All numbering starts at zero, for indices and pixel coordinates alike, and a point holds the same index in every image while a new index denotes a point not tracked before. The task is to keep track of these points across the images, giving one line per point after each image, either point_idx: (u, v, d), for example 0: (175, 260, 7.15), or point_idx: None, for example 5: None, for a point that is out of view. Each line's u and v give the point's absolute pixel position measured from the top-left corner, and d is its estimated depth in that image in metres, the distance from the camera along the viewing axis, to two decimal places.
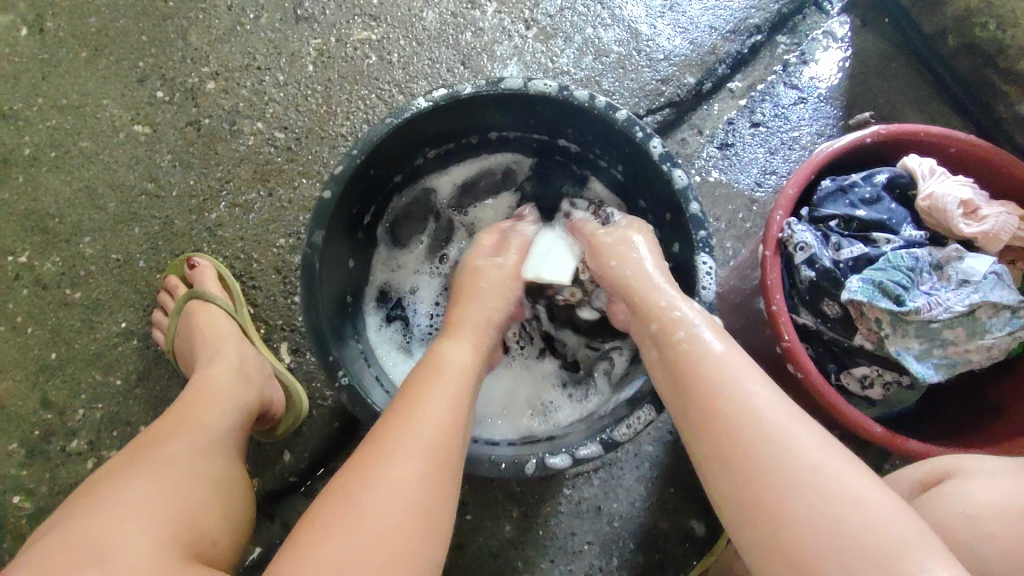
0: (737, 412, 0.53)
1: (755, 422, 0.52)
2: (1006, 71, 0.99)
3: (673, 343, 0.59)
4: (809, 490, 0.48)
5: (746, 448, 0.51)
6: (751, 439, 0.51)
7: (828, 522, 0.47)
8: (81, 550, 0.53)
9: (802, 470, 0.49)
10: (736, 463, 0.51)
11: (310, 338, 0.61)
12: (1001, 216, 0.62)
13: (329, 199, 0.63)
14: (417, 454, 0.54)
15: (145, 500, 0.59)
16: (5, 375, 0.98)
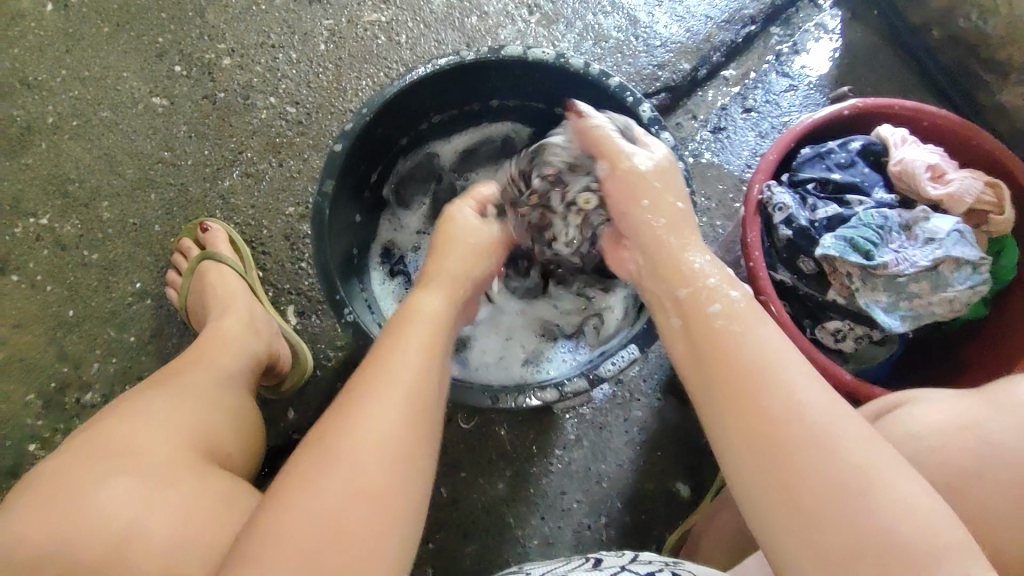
0: (759, 370, 0.47)
1: (778, 388, 0.46)
2: (987, 61, 1.04)
3: (686, 304, 0.54)
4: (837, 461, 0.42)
5: (767, 412, 0.45)
6: (772, 401, 0.45)
7: (856, 495, 0.41)
8: (113, 444, 0.61)
9: (832, 442, 0.43)
10: (756, 432, 0.44)
11: (319, 278, 0.67)
12: (966, 180, 0.68)
13: (340, 152, 0.68)
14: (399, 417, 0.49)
15: (168, 413, 0.66)
16: (24, 330, 1.02)
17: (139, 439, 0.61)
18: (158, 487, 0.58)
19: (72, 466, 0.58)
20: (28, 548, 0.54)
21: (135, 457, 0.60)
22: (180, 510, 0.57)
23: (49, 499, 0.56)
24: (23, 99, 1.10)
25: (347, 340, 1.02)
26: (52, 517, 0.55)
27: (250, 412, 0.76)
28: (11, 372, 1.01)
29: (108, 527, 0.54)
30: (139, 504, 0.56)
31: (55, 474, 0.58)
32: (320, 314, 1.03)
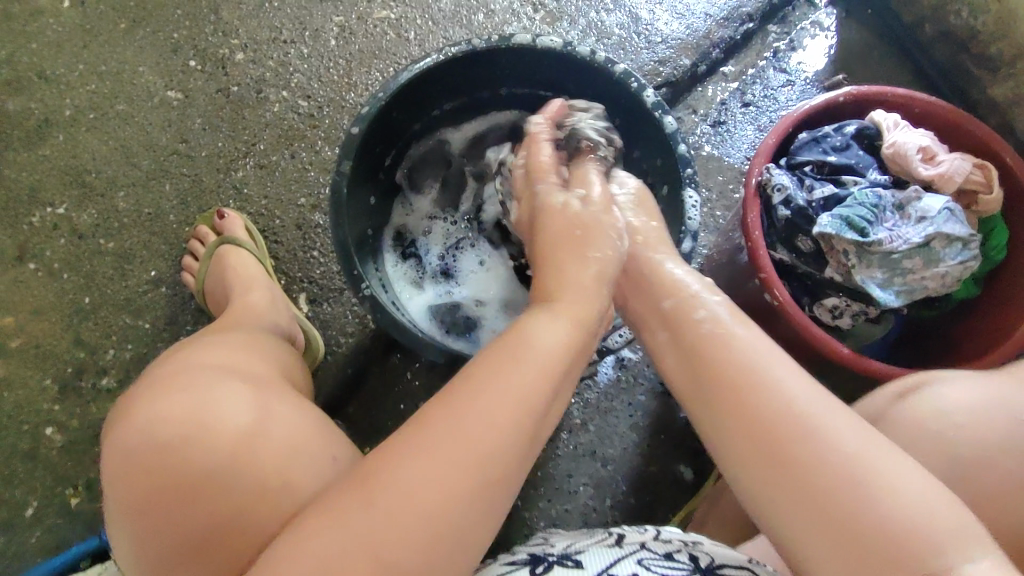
0: (756, 390, 0.51)
1: (778, 399, 0.50)
2: (977, 56, 1.07)
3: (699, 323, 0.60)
4: (832, 465, 0.46)
5: (769, 425, 0.49)
6: (773, 417, 0.49)
7: (850, 497, 0.45)
8: (218, 360, 0.65)
9: (826, 448, 0.47)
10: (760, 443, 0.49)
11: (337, 252, 0.71)
12: (955, 161, 0.71)
13: (357, 135, 0.71)
14: (461, 456, 0.48)
15: (250, 350, 0.72)
16: (41, 317, 1.05)
17: (237, 363, 0.66)
18: (266, 396, 0.62)
19: (189, 372, 0.62)
20: (160, 435, 0.56)
21: (243, 374, 0.65)
22: (291, 421, 0.61)
23: (174, 392, 0.59)
24: (41, 93, 1.13)
25: (358, 327, 1.04)
26: (179, 407, 0.58)
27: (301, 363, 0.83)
28: (28, 358, 1.04)
29: (231, 426, 0.57)
30: (256, 406, 0.60)
31: (171, 378, 0.62)
32: (331, 301, 1.05)
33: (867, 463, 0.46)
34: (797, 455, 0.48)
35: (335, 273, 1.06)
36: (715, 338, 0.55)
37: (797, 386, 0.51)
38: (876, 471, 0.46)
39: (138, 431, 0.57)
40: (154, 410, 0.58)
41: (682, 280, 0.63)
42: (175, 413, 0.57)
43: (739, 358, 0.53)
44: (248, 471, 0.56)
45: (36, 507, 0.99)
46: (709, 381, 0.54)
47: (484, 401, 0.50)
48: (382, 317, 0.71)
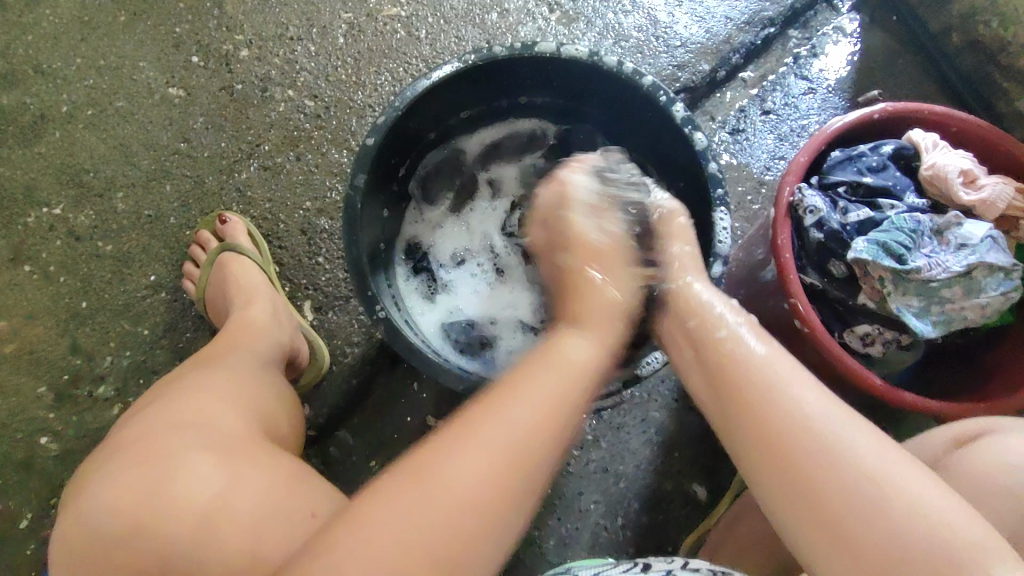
0: (788, 423, 0.49)
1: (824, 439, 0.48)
2: (1007, 68, 1.04)
3: (701, 345, 0.58)
4: (873, 514, 0.44)
5: (803, 461, 0.48)
6: (805, 453, 0.48)
7: (888, 538, 0.44)
8: (188, 418, 0.64)
9: (858, 477, 0.46)
10: (779, 467, 0.49)
11: (350, 272, 0.69)
12: (998, 186, 0.70)
13: (372, 146, 0.70)
14: (489, 469, 0.48)
15: (231, 397, 0.69)
16: (36, 321, 1.01)
17: (204, 419, 0.64)
18: (236, 460, 0.60)
19: (157, 437, 0.61)
20: (118, 522, 0.56)
21: (213, 434, 0.62)
22: (262, 487, 0.58)
23: (136, 468, 0.59)
24: (37, 87, 1.09)
25: (363, 337, 1.00)
26: (138, 490, 0.57)
27: (289, 397, 0.80)
28: (23, 364, 1.00)
29: (193, 505, 0.56)
30: (221, 476, 0.58)
31: (135, 451, 0.61)
32: (337, 310, 1.02)
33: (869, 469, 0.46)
34: (821, 478, 0.47)
35: (341, 281, 1.02)
36: (734, 357, 0.55)
37: (812, 407, 0.50)
38: (917, 501, 0.44)
39: (99, 516, 0.57)
40: (112, 492, 0.58)
41: (709, 301, 0.61)
42: (134, 498, 0.57)
43: (739, 363, 0.54)
44: (207, 555, 0.54)
45: (30, 519, 0.96)
46: (724, 370, 0.55)
47: (512, 412, 0.50)
48: (398, 341, 0.69)
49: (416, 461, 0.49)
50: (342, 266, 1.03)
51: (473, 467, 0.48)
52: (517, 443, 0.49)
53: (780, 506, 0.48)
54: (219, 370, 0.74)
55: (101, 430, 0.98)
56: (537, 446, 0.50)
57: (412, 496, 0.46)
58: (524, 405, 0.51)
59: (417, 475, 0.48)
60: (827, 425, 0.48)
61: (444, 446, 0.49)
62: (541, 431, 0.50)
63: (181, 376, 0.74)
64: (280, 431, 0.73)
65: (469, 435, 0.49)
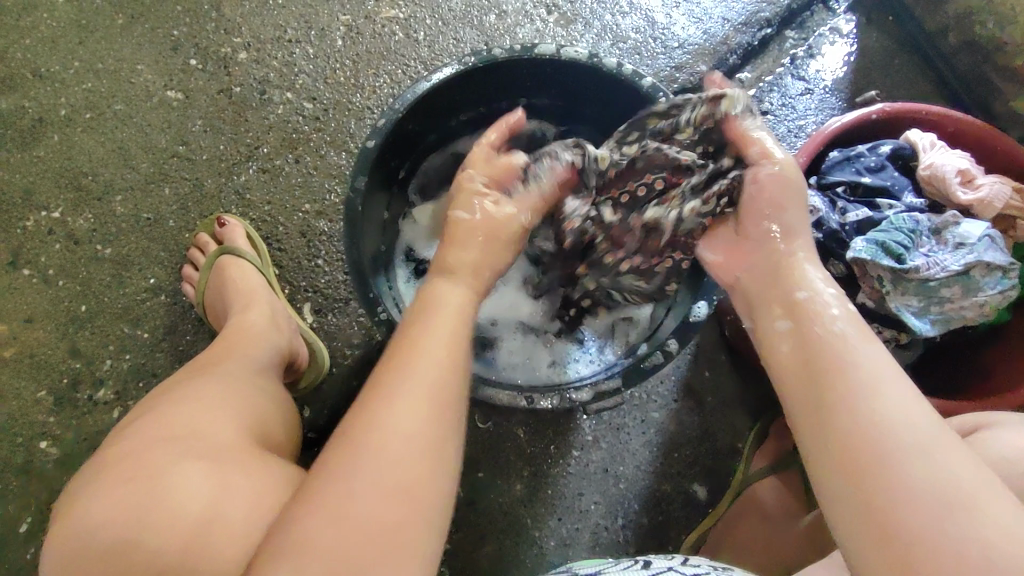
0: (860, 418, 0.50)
1: (899, 437, 0.48)
2: (1003, 68, 1.04)
3: (803, 320, 0.58)
4: (925, 515, 0.45)
5: (863, 449, 0.48)
6: (867, 442, 0.48)
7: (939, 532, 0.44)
8: (179, 428, 0.64)
9: (920, 477, 0.46)
10: (841, 455, 0.50)
11: (352, 274, 0.69)
12: (996, 185, 0.71)
13: (372, 149, 0.70)
14: (421, 425, 0.51)
15: (224, 402, 0.69)
16: (35, 325, 1.01)
17: (193, 428, 0.64)
18: (228, 467, 0.60)
19: (149, 448, 0.62)
20: (110, 533, 0.56)
21: (205, 442, 0.63)
22: (255, 492, 0.59)
23: (125, 483, 0.59)
24: (35, 90, 1.09)
25: (363, 339, 1.01)
26: (130, 503, 0.57)
27: (285, 402, 0.80)
28: (22, 368, 1.00)
29: (186, 512, 0.56)
30: (211, 484, 0.58)
31: (125, 463, 0.61)
32: (337, 312, 1.02)
33: (934, 470, 0.46)
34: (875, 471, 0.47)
35: (341, 283, 1.03)
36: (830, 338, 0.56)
37: (892, 404, 0.49)
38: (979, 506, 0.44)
39: (91, 530, 0.57)
40: (104, 506, 0.58)
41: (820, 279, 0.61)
42: (126, 509, 0.57)
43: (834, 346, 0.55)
44: (200, 561, 0.54)
45: (30, 523, 0.95)
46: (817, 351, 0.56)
47: (421, 368, 0.54)
48: None
49: (357, 430, 0.51)
50: (341, 268, 1.03)
51: (409, 430, 0.51)
52: (432, 392, 0.53)
53: (833, 489, 0.50)
54: (211, 377, 0.74)
55: (100, 433, 0.98)
56: (448, 385, 0.55)
57: (367, 465, 0.49)
58: (434, 360, 0.55)
59: (355, 457, 0.49)
60: (900, 424, 0.48)
61: (369, 422, 0.51)
62: (448, 380, 0.55)
63: (176, 384, 0.74)
64: (274, 436, 0.73)
65: (396, 398, 0.52)
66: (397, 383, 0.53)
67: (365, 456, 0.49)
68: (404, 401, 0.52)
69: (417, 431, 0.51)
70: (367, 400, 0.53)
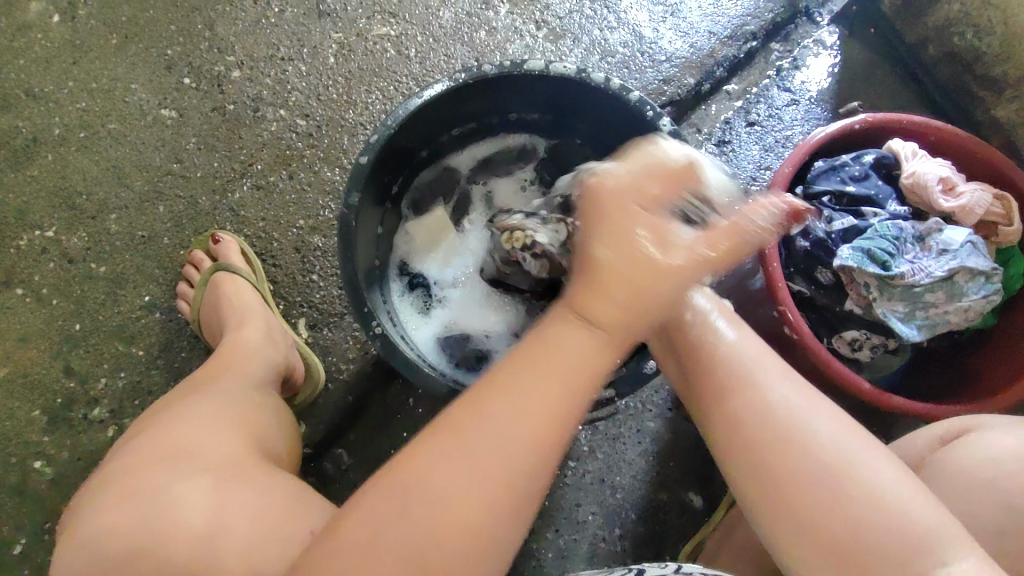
0: (793, 437, 0.53)
1: (851, 477, 0.50)
2: (982, 77, 1.07)
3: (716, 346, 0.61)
4: (864, 515, 0.49)
5: (796, 465, 0.52)
6: (799, 462, 0.52)
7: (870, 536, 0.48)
8: (177, 444, 0.64)
9: (845, 484, 0.50)
10: (785, 483, 0.52)
11: (347, 289, 0.70)
12: (976, 193, 0.73)
13: (366, 165, 0.71)
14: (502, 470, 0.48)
15: (223, 419, 0.69)
16: (29, 344, 1.01)
17: (201, 442, 0.65)
18: (229, 482, 0.61)
19: (147, 466, 0.62)
20: (112, 548, 0.57)
21: (206, 457, 0.63)
22: (256, 507, 0.59)
23: (131, 496, 0.59)
24: (29, 110, 1.09)
25: (358, 353, 1.01)
26: (134, 517, 0.58)
27: (284, 418, 0.80)
28: (16, 388, 1.00)
29: (189, 528, 0.57)
30: (214, 500, 0.59)
31: (125, 480, 0.61)
32: (331, 327, 1.02)
33: (887, 503, 0.49)
34: (813, 484, 0.51)
35: (336, 297, 1.03)
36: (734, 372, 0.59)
37: (817, 426, 0.53)
38: (892, 506, 0.49)
39: (95, 543, 0.58)
40: (110, 517, 0.59)
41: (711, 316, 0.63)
42: (126, 525, 0.58)
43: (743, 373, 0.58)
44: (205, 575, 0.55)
45: (24, 545, 0.95)
46: (720, 376, 0.59)
47: (519, 401, 0.49)
48: (393, 356, 0.70)
49: (442, 466, 0.47)
50: (336, 283, 1.04)
51: (488, 478, 0.48)
52: (525, 430, 0.49)
53: (779, 517, 0.52)
54: (212, 395, 0.74)
55: (95, 453, 0.97)
56: (556, 429, 0.50)
57: (426, 506, 0.47)
58: (537, 390, 0.50)
59: (439, 487, 0.47)
60: (827, 440, 0.52)
61: (456, 448, 0.48)
62: (548, 425, 0.50)
63: (173, 402, 0.75)
64: (275, 449, 0.74)
65: (475, 437, 0.48)
66: (511, 410, 0.49)
67: (410, 498, 0.47)
68: (509, 419, 0.49)
69: (503, 453, 0.48)
70: (459, 417, 0.49)
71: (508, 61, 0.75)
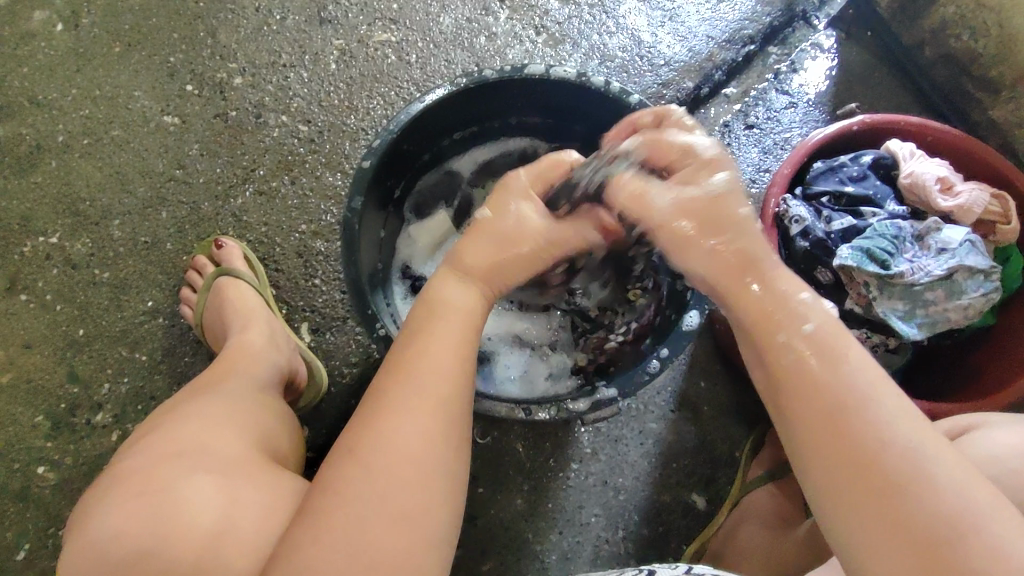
0: (865, 426, 0.49)
1: (937, 490, 0.46)
2: (979, 78, 1.08)
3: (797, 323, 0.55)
4: (937, 510, 0.45)
5: (871, 455, 0.48)
6: (876, 449, 0.48)
7: (947, 536, 0.45)
8: (184, 445, 0.65)
9: (926, 484, 0.46)
10: (861, 476, 0.48)
11: (349, 292, 0.71)
12: (974, 192, 0.73)
13: (368, 168, 0.72)
14: (419, 435, 0.53)
15: (229, 420, 0.70)
16: (33, 350, 1.01)
17: (206, 443, 0.65)
18: (236, 481, 0.61)
19: (153, 466, 0.62)
20: (118, 549, 0.57)
21: (213, 457, 0.64)
22: (263, 506, 0.60)
23: (138, 495, 0.60)
24: (33, 118, 1.10)
25: (361, 357, 1.01)
26: (142, 516, 0.58)
27: (290, 421, 0.81)
28: (19, 394, 1.00)
29: (197, 528, 0.57)
30: (221, 499, 0.59)
31: (130, 480, 0.62)
32: (334, 331, 1.03)
33: (970, 515, 0.45)
34: (888, 478, 0.47)
35: (338, 301, 1.04)
36: (808, 356, 0.53)
37: (896, 422, 0.49)
38: (977, 515, 0.45)
39: (101, 543, 0.58)
40: (116, 519, 0.59)
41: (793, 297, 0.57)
42: (133, 528, 0.58)
43: (815, 351, 0.53)
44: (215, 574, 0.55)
45: (27, 550, 0.95)
46: (784, 361, 0.54)
47: (421, 368, 0.57)
48: None
49: (362, 438, 0.53)
50: (338, 287, 1.04)
51: (402, 438, 0.53)
52: (433, 388, 0.56)
53: (844, 512, 0.49)
54: (220, 396, 0.75)
55: (98, 458, 0.98)
56: (454, 388, 0.57)
57: (363, 474, 0.51)
58: (439, 349, 0.58)
59: (354, 457, 0.52)
60: (899, 433, 0.48)
61: (374, 416, 0.54)
62: (450, 386, 0.57)
63: (179, 403, 0.75)
64: (281, 453, 0.74)
65: (396, 402, 0.54)
66: (414, 378, 0.56)
67: (356, 471, 0.52)
68: (421, 400, 0.55)
69: (411, 417, 0.54)
70: (377, 394, 0.56)
71: (509, 65, 0.76)
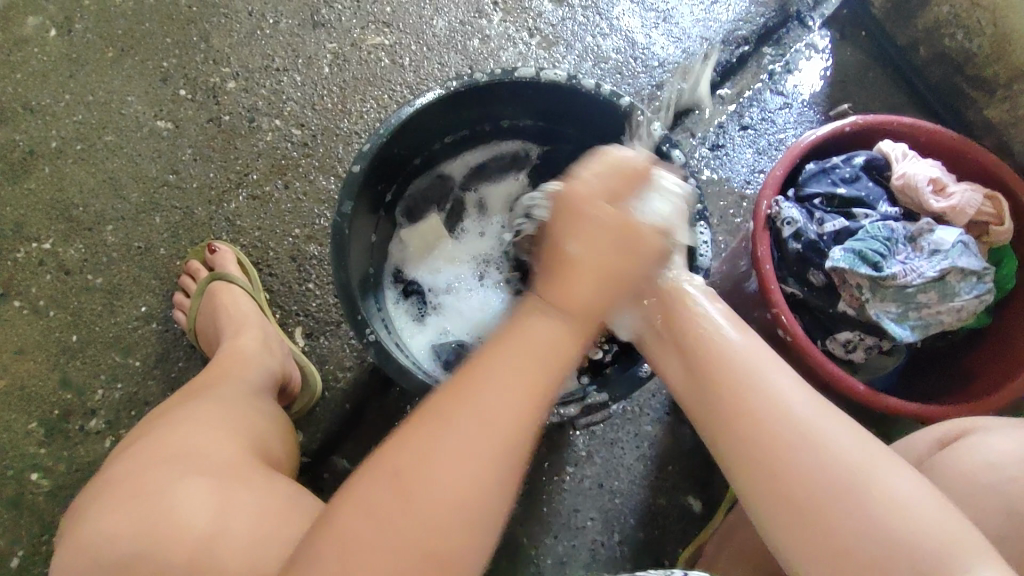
0: (799, 438, 0.52)
1: (876, 500, 0.48)
2: (973, 77, 1.08)
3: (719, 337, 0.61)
4: (879, 527, 0.47)
5: (806, 466, 0.51)
6: (811, 459, 0.51)
7: (892, 550, 0.46)
8: (174, 448, 0.64)
9: (867, 496, 0.48)
10: (795, 493, 0.50)
11: (340, 297, 0.70)
12: (966, 194, 0.74)
13: (358, 173, 0.72)
14: (478, 460, 0.48)
15: (220, 423, 0.70)
16: (26, 356, 1.01)
17: (197, 446, 0.65)
18: (228, 484, 0.61)
19: (143, 471, 0.62)
20: (110, 554, 0.57)
21: (204, 460, 0.63)
22: (255, 506, 0.59)
23: (128, 500, 0.60)
24: (26, 124, 1.10)
25: (355, 361, 1.01)
26: (133, 520, 0.58)
27: (284, 424, 0.80)
28: (13, 401, 1.00)
29: (188, 531, 0.57)
30: (213, 501, 0.59)
31: (122, 485, 0.62)
32: (328, 335, 1.02)
33: (917, 526, 0.47)
34: (831, 496, 0.49)
35: (332, 305, 1.03)
36: (743, 366, 0.57)
37: (836, 437, 0.51)
38: (919, 524, 0.47)
39: (93, 548, 0.58)
40: (108, 524, 0.59)
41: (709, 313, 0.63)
42: (124, 533, 0.58)
43: (746, 367, 0.57)
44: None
45: (21, 557, 0.95)
46: (716, 370, 0.58)
47: (486, 391, 0.50)
48: (388, 363, 0.70)
49: (407, 459, 0.48)
50: (332, 291, 1.04)
51: (459, 468, 0.48)
52: (500, 425, 0.50)
53: (785, 526, 0.51)
54: (211, 399, 0.74)
55: (92, 464, 0.97)
56: (526, 415, 0.51)
57: (407, 506, 0.47)
58: (513, 370, 0.52)
59: (401, 481, 0.47)
60: (838, 446, 0.51)
61: (418, 435, 0.49)
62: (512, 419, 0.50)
63: (170, 408, 0.75)
64: (275, 455, 0.74)
65: (454, 424, 0.49)
66: (476, 396, 0.50)
67: (403, 496, 0.47)
68: (480, 423, 0.49)
69: (476, 450, 0.49)
70: (430, 413, 0.50)
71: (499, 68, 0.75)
